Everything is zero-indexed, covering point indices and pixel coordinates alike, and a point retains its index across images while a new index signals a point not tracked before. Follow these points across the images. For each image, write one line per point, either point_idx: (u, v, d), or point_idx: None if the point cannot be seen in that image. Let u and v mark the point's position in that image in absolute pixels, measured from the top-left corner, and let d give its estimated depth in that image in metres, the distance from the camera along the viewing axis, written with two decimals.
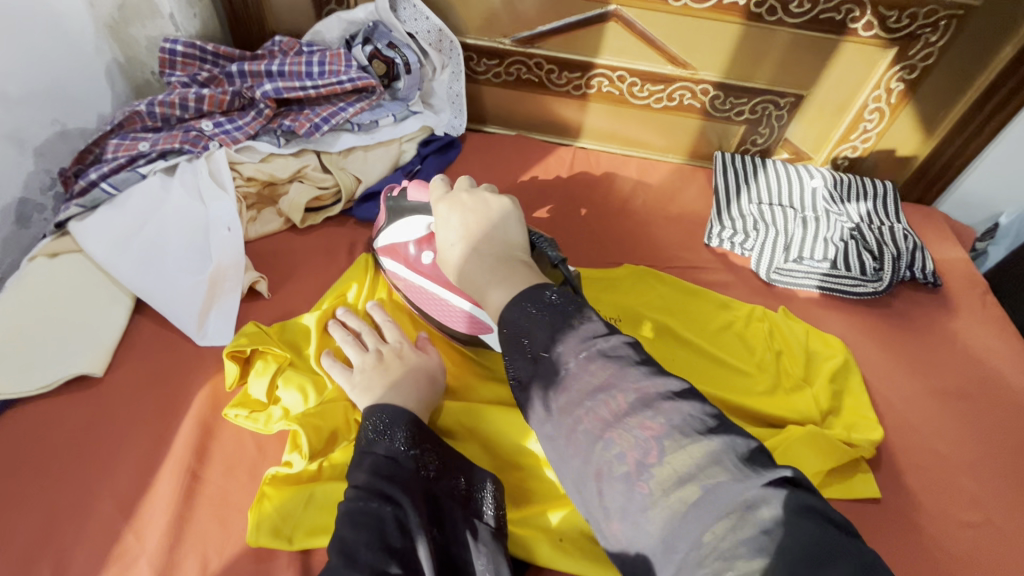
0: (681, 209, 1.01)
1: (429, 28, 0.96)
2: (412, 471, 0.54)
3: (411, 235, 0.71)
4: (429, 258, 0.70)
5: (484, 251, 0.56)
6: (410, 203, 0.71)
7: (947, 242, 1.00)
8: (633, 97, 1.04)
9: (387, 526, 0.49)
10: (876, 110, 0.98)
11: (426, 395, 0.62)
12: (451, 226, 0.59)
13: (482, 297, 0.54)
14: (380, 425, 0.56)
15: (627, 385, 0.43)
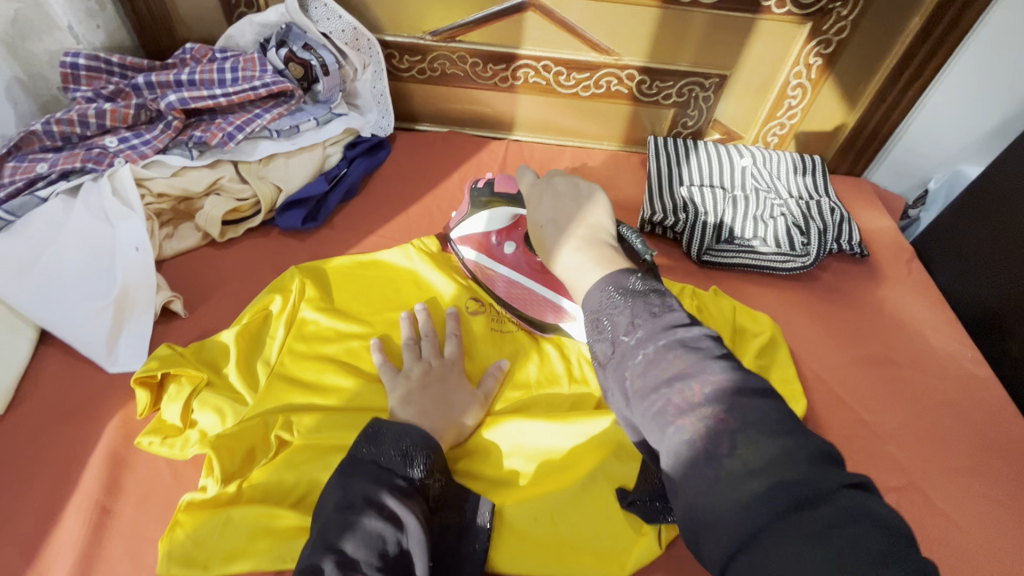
0: (615, 196, 1.01)
1: (343, 27, 0.93)
2: (418, 487, 0.54)
3: (490, 225, 0.80)
4: (511, 249, 0.79)
5: (582, 226, 0.54)
6: (499, 190, 0.81)
7: (875, 212, 1.02)
8: (560, 86, 1.03)
9: (391, 540, 0.50)
10: (798, 87, 0.99)
11: (458, 410, 0.65)
12: (562, 212, 0.55)
13: (574, 279, 0.51)
14: (397, 441, 0.56)
15: (651, 327, 0.43)
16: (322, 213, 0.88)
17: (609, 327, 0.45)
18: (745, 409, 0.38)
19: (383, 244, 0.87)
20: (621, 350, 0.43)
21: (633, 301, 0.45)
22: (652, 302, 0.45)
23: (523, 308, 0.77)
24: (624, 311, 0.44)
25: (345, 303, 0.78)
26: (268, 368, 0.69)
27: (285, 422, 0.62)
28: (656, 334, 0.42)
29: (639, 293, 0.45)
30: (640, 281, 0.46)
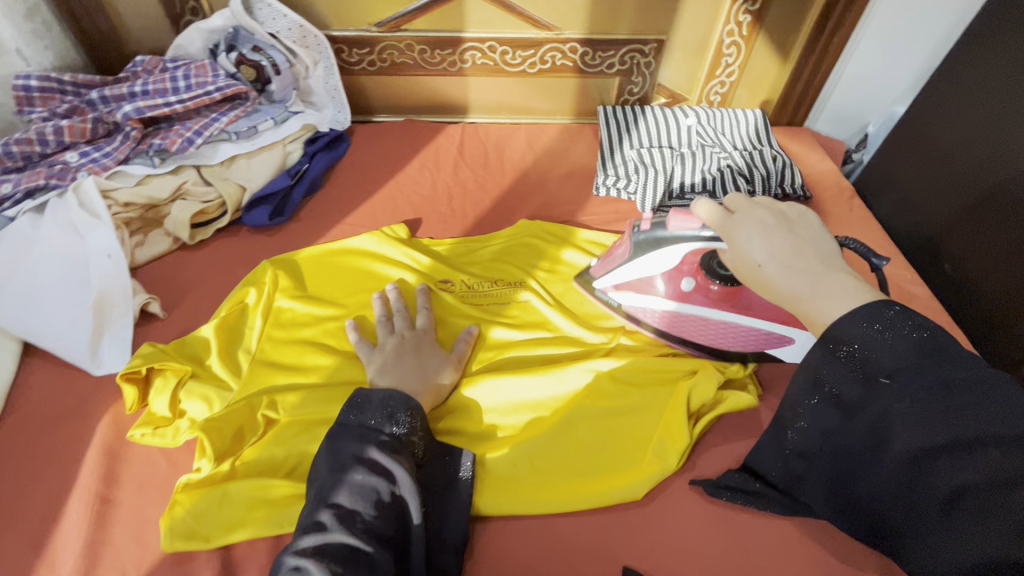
0: (571, 165, 1.05)
1: (289, 25, 0.95)
2: (404, 445, 0.59)
3: (660, 267, 0.74)
4: (689, 285, 0.75)
5: (812, 255, 0.49)
6: (671, 233, 0.68)
7: (816, 157, 1.08)
8: (508, 65, 1.06)
9: (384, 492, 0.55)
10: (732, 44, 1.04)
11: (432, 374, 0.68)
12: (776, 236, 0.51)
13: (807, 305, 0.47)
14: (380, 406, 0.60)
15: (855, 339, 0.44)
16: (288, 207, 0.91)
17: (923, 351, 0.42)
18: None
19: (351, 231, 0.90)
20: (878, 384, 0.43)
21: (896, 337, 0.42)
22: (929, 343, 0.42)
23: (687, 334, 0.76)
24: (888, 348, 0.42)
25: (318, 289, 0.81)
26: (249, 356, 0.72)
27: (270, 401, 0.66)
28: (859, 355, 0.44)
29: (901, 328, 0.43)
30: (906, 317, 0.43)
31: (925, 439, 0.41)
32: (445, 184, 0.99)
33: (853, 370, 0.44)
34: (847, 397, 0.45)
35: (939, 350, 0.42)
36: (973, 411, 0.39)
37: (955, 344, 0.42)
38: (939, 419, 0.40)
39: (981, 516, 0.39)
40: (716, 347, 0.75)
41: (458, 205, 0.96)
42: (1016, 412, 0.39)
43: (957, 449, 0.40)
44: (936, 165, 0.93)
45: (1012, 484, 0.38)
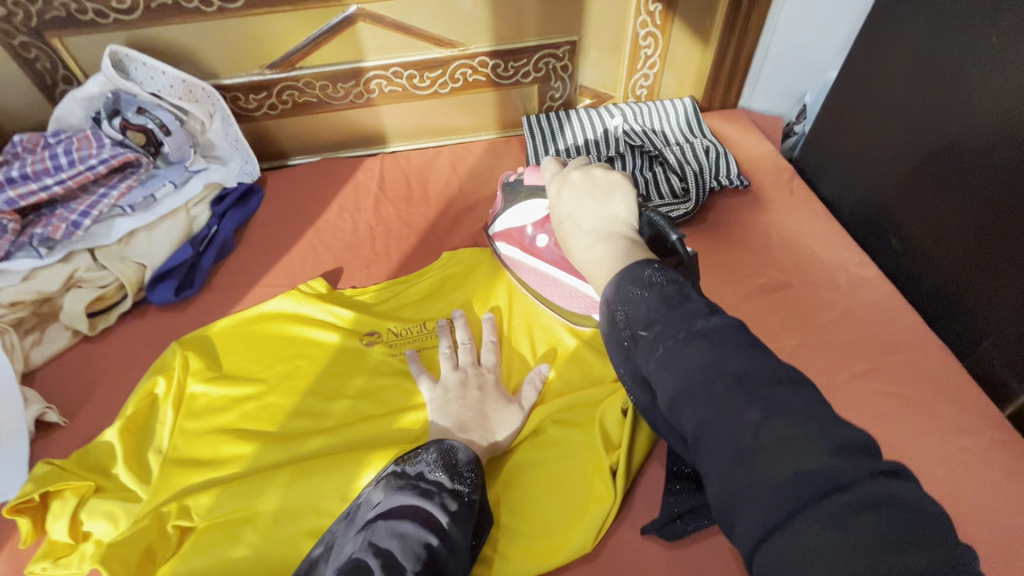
0: (499, 185, 1.00)
1: (170, 81, 0.87)
2: (469, 501, 0.56)
3: (529, 218, 0.74)
4: (545, 242, 0.73)
5: (597, 223, 0.52)
6: (528, 186, 0.74)
7: (752, 139, 1.03)
8: (418, 88, 1.00)
9: (433, 549, 0.51)
10: (648, 36, 0.99)
11: (494, 421, 0.64)
12: (581, 205, 0.54)
13: (581, 263, 0.51)
14: (447, 455, 0.58)
15: (619, 294, 0.45)
16: (197, 278, 0.85)
17: (666, 304, 0.42)
18: (751, 391, 0.36)
19: (269, 294, 0.84)
20: (640, 338, 0.42)
21: (652, 292, 0.43)
22: (674, 294, 0.43)
23: (535, 286, 0.75)
24: (644, 301, 0.43)
25: (234, 365, 0.75)
26: (161, 457, 0.65)
27: (182, 509, 0.60)
28: (636, 315, 0.43)
29: (654, 283, 0.44)
30: (662, 271, 0.45)
31: (669, 385, 0.39)
32: (366, 225, 0.93)
33: (622, 322, 0.44)
34: (625, 355, 0.44)
35: (679, 298, 0.42)
36: (722, 352, 0.38)
37: (694, 295, 0.43)
38: (690, 357, 0.39)
39: (716, 451, 0.36)
40: (558, 302, 0.74)
41: (381, 246, 0.90)
42: (739, 348, 0.38)
43: (695, 391, 0.38)
44: (862, 135, 0.88)
45: (735, 416, 0.36)
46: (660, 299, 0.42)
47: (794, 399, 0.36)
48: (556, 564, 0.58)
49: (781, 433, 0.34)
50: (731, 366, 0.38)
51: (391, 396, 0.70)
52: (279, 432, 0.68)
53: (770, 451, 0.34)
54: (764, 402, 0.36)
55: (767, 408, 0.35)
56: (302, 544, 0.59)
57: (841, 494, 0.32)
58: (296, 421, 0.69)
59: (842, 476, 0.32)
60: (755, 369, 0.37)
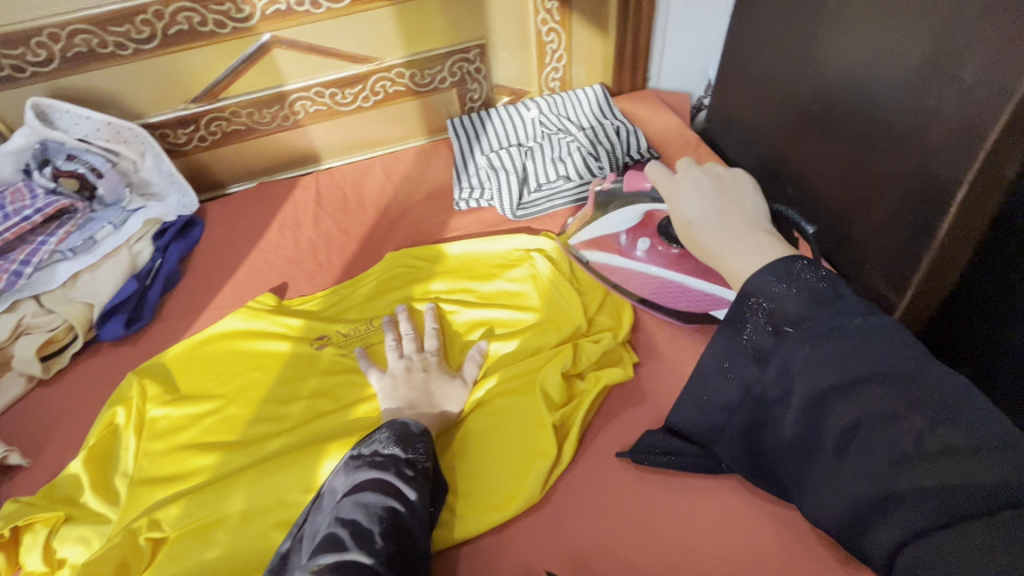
0: (431, 186, 1.05)
1: (95, 125, 0.91)
2: (425, 472, 0.60)
3: (622, 226, 0.83)
4: (643, 246, 0.80)
5: (736, 219, 0.51)
6: (629, 192, 0.83)
7: (660, 116, 1.11)
8: (342, 105, 1.05)
9: (398, 513, 0.54)
10: (551, 31, 1.06)
11: (436, 401, 0.69)
12: (696, 201, 0.54)
13: (722, 256, 0.50)
14: (398, 433, 0.62)
15: (759, 284, 0.45)
16: (146, 310, 0.87)
17: (816, 303, 0.42)
18: (915, 396, 0.38)
19: (219, 316, 0.87)
20: (783, 333, 0.44)
21: (799, 287, 0.43)
22: (829, 291, 0.43)
23: (618, 289, 0.81)
24: (795, 289, 0.43)
25: (191, 386, 0.78)
26: (127, 479, 0.68)
27: (152, 521, 0.63)
28: (776, 299, 0.44)
29: (808, 282, 0.43)
30: (806, 271, 0.44)
31: (820, 381, 0.41)
32: (307, 240, 0.97)
33: (763, 313, 0.45)
34: (762, 343, 0.45)
35: (823, 292, 0.43)
36: (866, 351, 0.40)
37: (847, 292, 0.43)
38: (846, 358, 0.40)
39: (869, 453, 0.39)
40: (650, 303, 0.79)
41: (324, 257, 0.94)
42: (899, 351, 0.40)
43: (846, 390, 0.40)
44: (751, 99, 0.97)
45: (897, 422, 0.38)
46: (809, 294, 0.43)
47: (958, 408, 0.37)
48: (509, 514, 0.62)
49: (937, 444, 0.36)
50: (888, 377, 0.39)
51: (344, 391, 0.75)
52: (240, 440, 0.72)
53: (924, 455, 0.37)
54: (916, 407, 0.38)
55: (929, 417, 0.37)
56: (272, 536, 0.62)
57: (1001, 497, 0.34)
58: (256, 427, 0.73)
59: (1008, 473, 0.34)
60: (921, 379, 0.38)
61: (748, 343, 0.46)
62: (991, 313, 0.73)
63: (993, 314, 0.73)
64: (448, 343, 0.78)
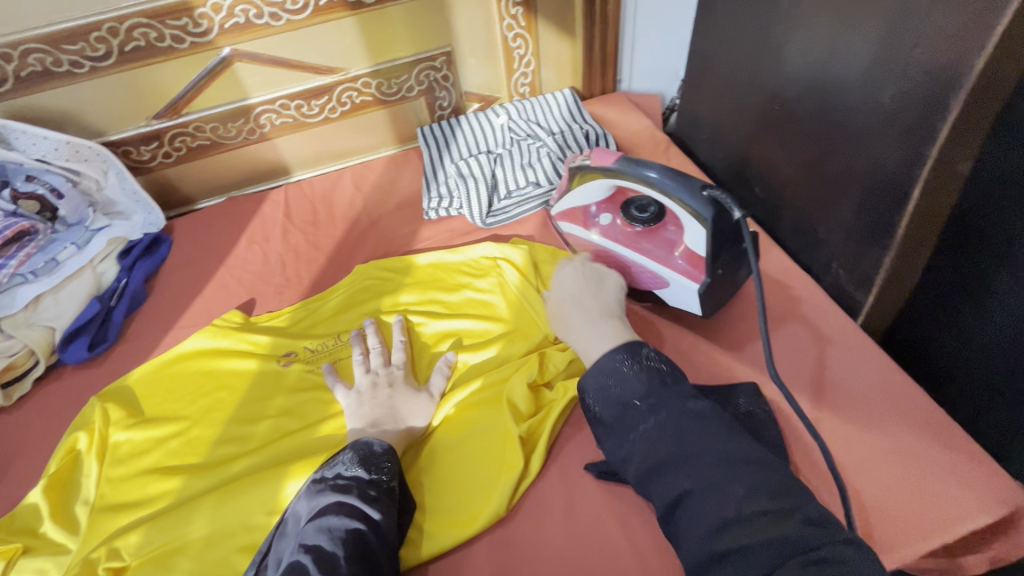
0: (402, 196, 1.04)
1: (54, 145, 0.89)
2: (391, 489, 0.59)
3: (592, 199, 0.80)
4: (608, 221, 0.79)
5: (595, 307, 0.66)
6: (595, 167, 0.76)
7: (631, 119, 1.11)
8: (308, 117, 1.04)
9: (362, 534, 0.53)
10: (517, 37, 1.06)
11: (404, 418, 0.68)
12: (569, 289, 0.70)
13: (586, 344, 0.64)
14: (360, 452, 0.60)
15: (622, 379, 0.58)
16: (111, 331, 0.86)
17: (639, 375, 0.58)
18: (737, 467, 0.49)
19: (185, 335, 0.86)
20: (633, 407, 0.56)
21: (638, 371, 0.58)
22: (664, 374, 0.58)
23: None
24: (632, 381, 0.58)
25: (156, 409, 0.77)
26: (88, 507, 0.67)
27: (112, 550, 0.62)
28: (643, 400, 0.56)
29: (634, 364, 0.58)
30: (643, 356, 0.59)
31: (683, 483, 0.50)
32: (276, 254, 0.96)
33: (646, 429, 0.55)
34: (606, 413, 0.58)
35: (688, 415, 0.54)
36: (726, 465, 0.49)
37: (671, 377, 0.58)
38: (677, 426, 0.53)
39: (700, 508, 0.48)
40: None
41: (293, 271, 0.93)
42: (722, 433, 0.52)
43: (683, 462, 0.51)
44: (716, 102, 0.98)
45: (723, 487, 0.48)
46: (689, 423, 0.53)
47: (761, 472, 0.49)
48: (476, 531, 0.60)
49: (733, 486, 0.48)
50: (710, 450, 0.51)
51: (311, 408, 0.74)
52: (204, 463, 0.70)
53: (724, 486, 0.48)
54: (731, 476, 0.49)
55: (747, 487, 0.48)
56: (235, 561, 0.61)
57: (807, 555, 0.43)
58: (220, 448, 0.71)
59: (775, 498, 0.47)
60: (740, 454, 0.50)
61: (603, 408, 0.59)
62: (960, 318, 0.70)
63: (962, 319, 0.70)
64: (418, 357, 0.77)
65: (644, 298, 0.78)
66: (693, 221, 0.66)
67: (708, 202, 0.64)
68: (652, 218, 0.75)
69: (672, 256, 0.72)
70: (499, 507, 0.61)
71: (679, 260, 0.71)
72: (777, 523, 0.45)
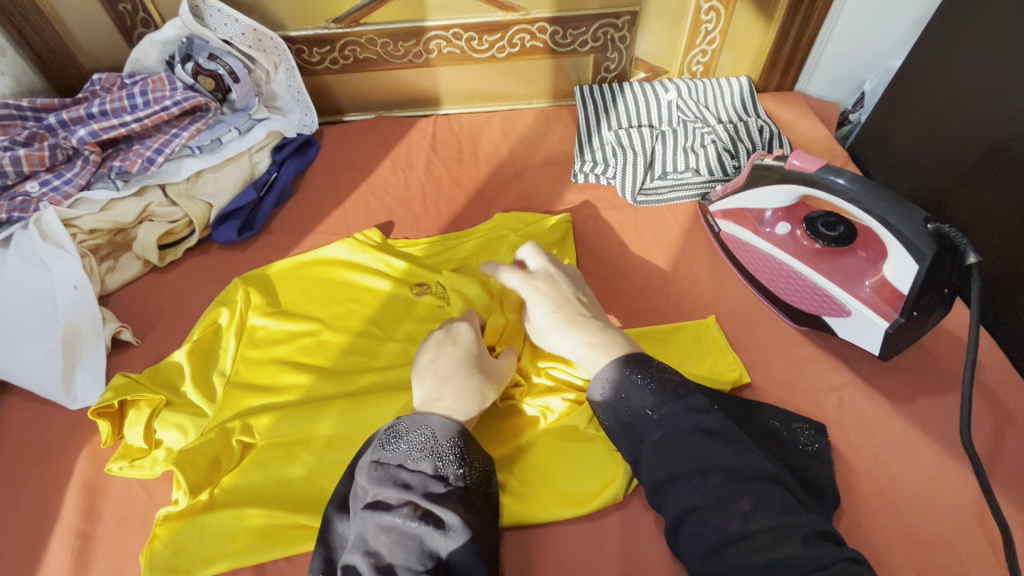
0: (549, 152, 1.00)
1: (242, 29, 0.91)
2: (459, 480, 0.52)
3: (770, 204, 0.75)
4: (784, 230, 0.75)
5: (575, 320, 0.61)
6: (789, 171, 0.69)
7: (807, 122, 1.02)
8: (476, 51, 1.02)
9: (427, 539, 0.48)
10: (711, 10, 0.98)
11: (473, 377, 0.58)
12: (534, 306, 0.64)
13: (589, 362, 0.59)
14: (422, 441, 0.53)
15: (622, 376, 0.56)
16: (258, 220, 0.89)
17: (652, 387, 0.55)
18: (742, 483, 0.47)
19: (324, 241, 0.88)
20: (648, 416, 0.54)
21: (636, 383, 0.55)
22: (665, 388, 0.55)
23: (740, 260, 0.79)
24: (643, 388, 0.55)
25: (292, 304, 0.78)
26: (224, 380, 0.70)
27: (245, 426, 0.64)
28: (663, 402, 0.54)
29: (648, 377, 0.56)
30: (645, 368, 0.57)
31: (687, 500, 0.48)
32: (417, 182, 0.96)
33: (655, 439, 0.53)
34: (616, 421, 0.56)
35: (695, 430, 0.51)
36: (743, 491, 0.47)
37: (684, 389, 0.55)
38: (683, 445, 0.51)
39: (702, 524, 0.47)
40: (764, 286, 0.76)
41: (431, 203, 0.93)
42: (732, 447, 0.50)
43: (691, 474, 0.49)
44: (924, 127, 0.88)
45: (728, 503, 0.47)
46: (697, 433, 0.51)
47: (767, 489, 0.47)
48: (590, 509, 0.60)
49: (739, 479, 0.48)
50: (720, 466, 0.49)
51: None
52: (332, 369, 0.72)
53: (724, 505, 0.47)
54: (745, 493, 0.47)
55: (754, 501, 0.46)
56: None
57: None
58: (348, 358, 0.73)
59: (777, 516, 0.45)
60: (752, 470, 0.48)
61: (614, 404, 0.56)
62: None
63: None
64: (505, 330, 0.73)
65: (802, 320, 0.73)
66: (905, 254, 0.61)
67: (930, 236, 0.59)
68: (840, 241, 0.71)
69: (857, 284, 0.68)
70: (619, 492, 0.60)
71: (867, 289, 0.67)
72: (777, 543, 0.44)
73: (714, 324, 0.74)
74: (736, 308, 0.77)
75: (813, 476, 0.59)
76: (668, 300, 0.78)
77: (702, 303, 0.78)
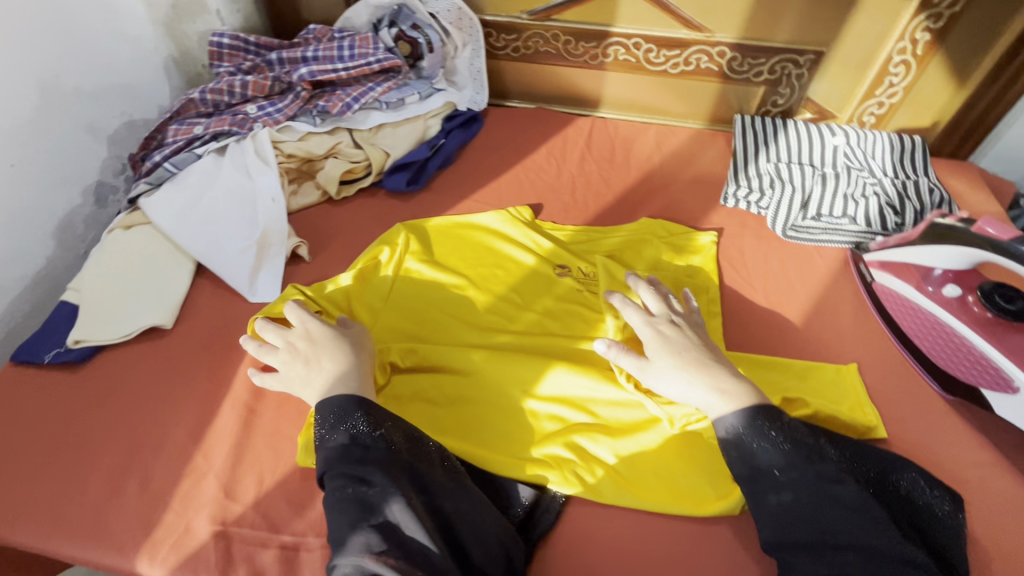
0: (700, 171, 1.02)
1: (449, 7, 1.02)
2: (370, 441, 0.57)
3: (945, 262, 0.74)
4: (953, 292, 0.73)
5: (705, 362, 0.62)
6: (975, 234, 0.69)
7: (979, 194, 0.97)
8: (650, 63, 1.05)
9: (372, 504, 0.52)
10: (902, 63, 0.96)
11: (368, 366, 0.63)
12: (669, 348, 0.63)
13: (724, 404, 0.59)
14: (327, 414, 0.59)
15: (746, 431, 0.57)
16: (424, 176, 0.97)
17: (784, 448, 0.56)
18: (879, 566, 0.49)
19: (477, 208, 0.94)
20: (774, 475, 0.55)
21: (763, 440, 0.56)
22: (796, 451, 0.55)
23: (893, 314, 0.78)
24: (770, 447, 0.56)
25: (444, 257, 0.85)
26: (382, 309, 0.78)
27: (400, 351, 0.72)
28: (790, 467, 0.54)
29: (780, 434, 0.56)
30: (776, 425, 0.57)
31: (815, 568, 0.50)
32: (569, 174, 1.01)
33: (779, 500, 0.54)
34: (737, 471, 0.56)
35: (830, 502, 0.52)
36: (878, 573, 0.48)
37: (817, 454, 0.56)
38: (816, 514, 0.52)
39: None
40: (918, 346, 0.74)
41: (579, 195, 0.98)
42: (869, 525, 0.51)
43: (821, 547, 0.50)
44: None
45: None
46: (829, 504, 0.52)
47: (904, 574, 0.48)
48: (708, 512, 0.61)
49: (879, 558, 0.49)
50: (854, 542, 0.50)
51: (573, 324, 0.78)
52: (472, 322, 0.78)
53: None
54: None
55: None
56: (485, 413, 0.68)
57: None
58: (488, 316, 0.78)
59: None
60: (893, 555, 0.49)
61: (733, 455, 0.57)
62: None
63: None
64: None
65: (955, 389, 0.70)
66: None
67: None
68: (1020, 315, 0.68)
69: None
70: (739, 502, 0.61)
71: None
72: None
73: (852, 372, 0.73)
74: (878, 361, 0.75)
75: (949, 549, 0.56)
76: (805, 337, 0.78)
77: (841, 348, 0.77)
